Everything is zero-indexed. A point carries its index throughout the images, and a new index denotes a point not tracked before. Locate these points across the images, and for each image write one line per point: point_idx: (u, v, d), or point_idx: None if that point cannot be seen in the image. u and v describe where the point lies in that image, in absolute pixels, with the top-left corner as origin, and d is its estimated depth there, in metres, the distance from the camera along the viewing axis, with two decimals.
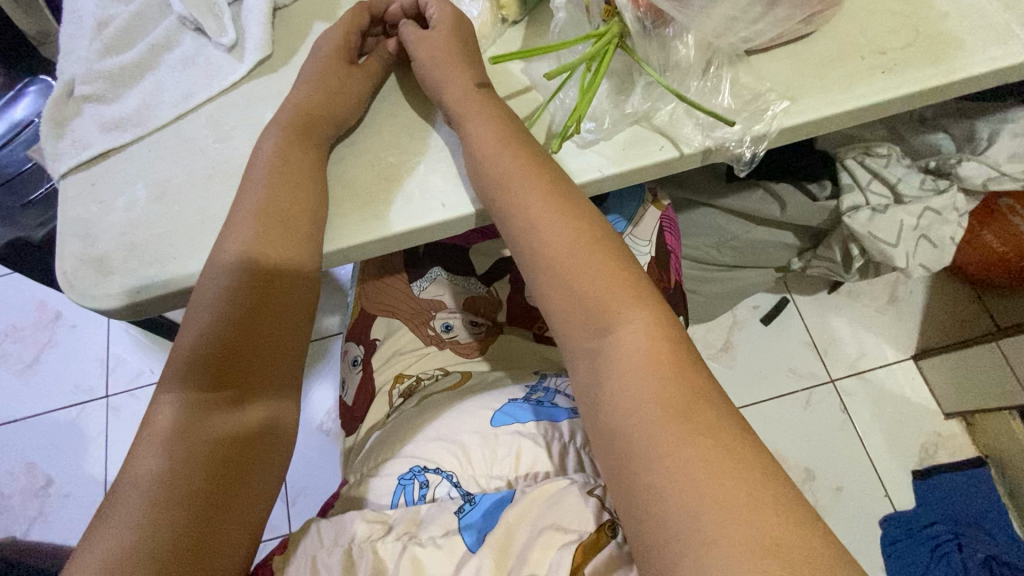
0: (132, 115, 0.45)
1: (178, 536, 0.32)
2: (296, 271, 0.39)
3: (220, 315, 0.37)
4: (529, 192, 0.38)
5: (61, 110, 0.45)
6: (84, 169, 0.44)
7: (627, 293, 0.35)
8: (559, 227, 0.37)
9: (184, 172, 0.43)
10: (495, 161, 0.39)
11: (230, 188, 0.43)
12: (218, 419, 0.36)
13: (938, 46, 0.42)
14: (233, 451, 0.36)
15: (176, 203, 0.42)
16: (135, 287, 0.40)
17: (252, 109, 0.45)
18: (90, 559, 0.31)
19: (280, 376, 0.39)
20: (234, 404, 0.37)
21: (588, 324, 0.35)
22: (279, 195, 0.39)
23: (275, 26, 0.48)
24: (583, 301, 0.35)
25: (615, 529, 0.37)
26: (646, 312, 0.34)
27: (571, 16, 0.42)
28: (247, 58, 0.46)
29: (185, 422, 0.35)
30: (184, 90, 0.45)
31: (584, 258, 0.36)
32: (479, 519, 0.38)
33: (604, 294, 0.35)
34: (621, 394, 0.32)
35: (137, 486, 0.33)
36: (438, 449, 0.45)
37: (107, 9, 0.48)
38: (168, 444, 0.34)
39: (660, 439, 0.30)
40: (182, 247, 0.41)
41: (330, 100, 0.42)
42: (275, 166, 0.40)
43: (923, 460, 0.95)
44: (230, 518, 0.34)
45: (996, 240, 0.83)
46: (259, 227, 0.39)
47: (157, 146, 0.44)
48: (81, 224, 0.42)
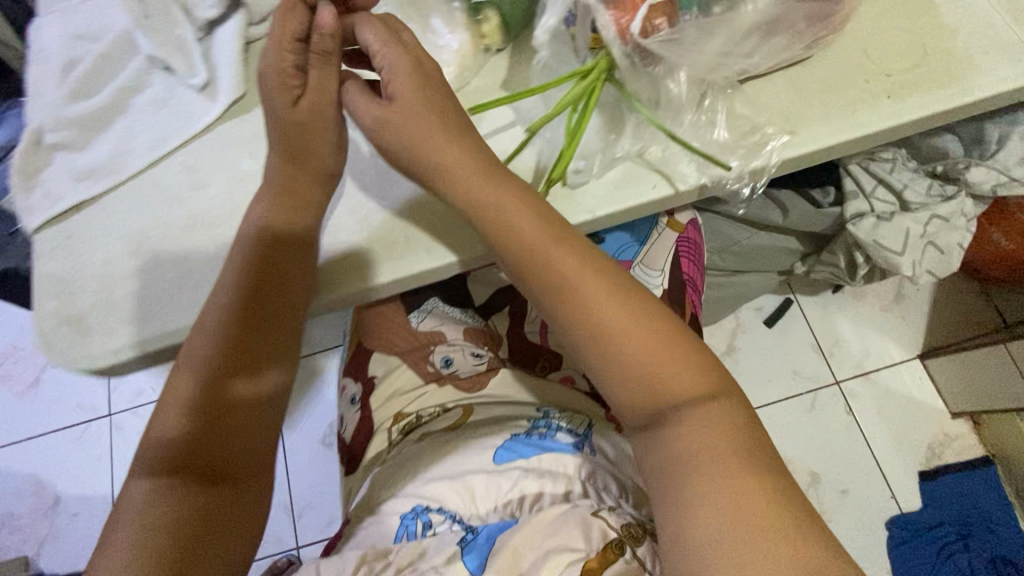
0: (103, 163, 0.43)
1: None
2: (272, 341, 0.39)
3: (197, 389, 0.37)
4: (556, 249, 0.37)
5: (32, 160, 0.43)
6: (58, 222, 0.42)
7: (667, 350, 0.36)
8: (592, 286, 0.37)
9: (161, 223, 0.42)
10: (519, 216, 0.38)
11: (207, 239, 0.41)
12: (191, 495, 0.36)
13: (947, 66, 0.40)
14: (205, 525, 0.36)
15: (152, 257, 0.41)
16: (115, 348, 0.39)
17: (228, 154, 0.43)
18: None
19: (256, 445, 0.39)
20: (207, 478, 0.37)
21: (632, 381, 0.36)
22: (266, 261, 0.39)
23: (248, 61, 0.45)
24: (627, 359, 0.36)
25: (623, 547, 0.40)
26: (688, 363, 0.36)
27: (556, 50, 0.39)
28: (220, 98, 0.44)
29: (156, 500, 0.35)
30: (155, 135, 0.43)
31: (650, 343, 0.36)
32: (482, 547, 0.42)
33: (673, 383, 0.36)
34: (692, 486, 0.34)
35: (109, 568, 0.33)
36: (443, 490, 0.47)
37: (74, 49, 0.46)
38: (140, 524, 0.34)
39: (734, 536, 0.31)
40: (161, 304, 0.40)
41: (309, 139, 0.39)
42: (263, 222, 0.39)
43: (930, 460, 0.94)
44: None
45: (1005, 238, 0.81)
46: (238, 296, 0.38)
47: (131, 198, 0.42)
48: (56, 281, 0.41)
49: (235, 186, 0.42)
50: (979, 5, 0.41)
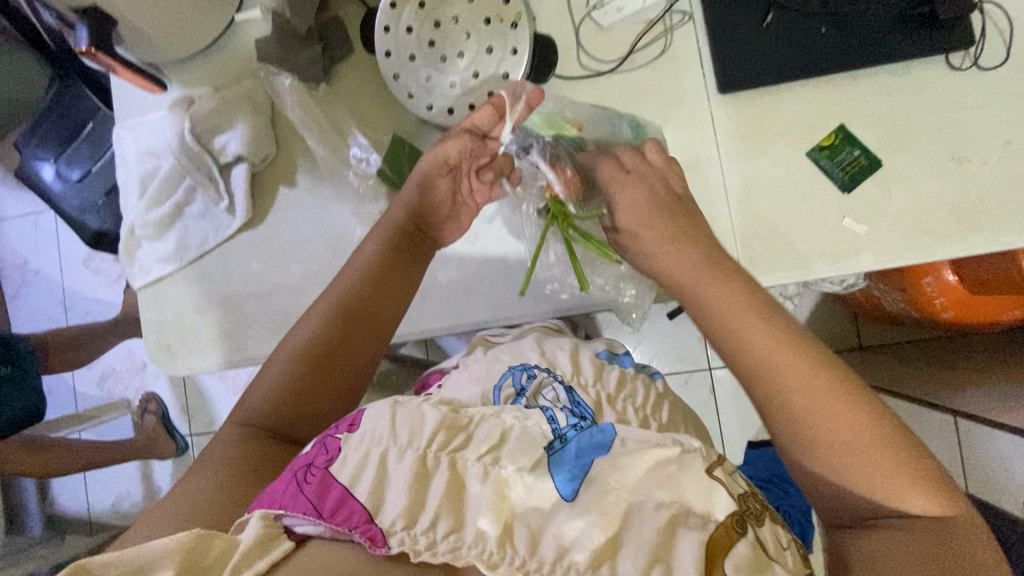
0: (171, 254, 0.71)
1: (300, 377, 0.59)
2: (430, 241, 0.64)
3: (373, 258, 0.61)
4: (768, 355, 0.45)
5: (132, 243, 0.73)
6: (148, 286, 0.72)
7: (892, 461, 0.40)
8: (812, 384, 0.43)
9: (206, 295, 0.71)
10: (737, 328, 0.47)
11: (232, 309, 0.71)
12: (344, 323, 0.60)
13: None
14: (333, 343, 0.59)
15: (201, 316, 0.71)
16: (184, 366, 0.72)
17: (242, 257, 0.70)
18: (263, 379, 0.60)
19: (387, 308, 0.62)
20: (353, 321, 0.60)
21: (843, 483, 0.41)
22: (425, 197, 0.62)
23: (254, 188, 0.70)
24: (828, 448, 0.41)
25: (743, 527, 0.41)
26: (918, 482, 0.39)
27: (512, 222, 0.67)
28: (236, 217, 0.70)
29: (324, 321, 0.59)
30: (200, 237, 0.71)
31: (789, 355, 0.44)
32: (572, 459, 0.44)
33: (783, 374, 0.44)
34: (830, 446, 0.41)
35: (290, 343, 0.60)
36: (554, 352, 0.65)
37: (144, 168, 0.71)
38: (318, 327, 0.60)
39: (868, 470, 0.40)
40: (206, 345, 0.71)
41: (431, 173, 0.62)
42: (421, 185, 0.62)
43: (759, 434, 1.27)
44: (333, 378, 0.60)
45: (890, 302, 0.96)
46: (416, 203, 0.62)
47: (188, 275, 0.71)
48: (150, 321, 0.72)
49: (248, 279, 0.70)
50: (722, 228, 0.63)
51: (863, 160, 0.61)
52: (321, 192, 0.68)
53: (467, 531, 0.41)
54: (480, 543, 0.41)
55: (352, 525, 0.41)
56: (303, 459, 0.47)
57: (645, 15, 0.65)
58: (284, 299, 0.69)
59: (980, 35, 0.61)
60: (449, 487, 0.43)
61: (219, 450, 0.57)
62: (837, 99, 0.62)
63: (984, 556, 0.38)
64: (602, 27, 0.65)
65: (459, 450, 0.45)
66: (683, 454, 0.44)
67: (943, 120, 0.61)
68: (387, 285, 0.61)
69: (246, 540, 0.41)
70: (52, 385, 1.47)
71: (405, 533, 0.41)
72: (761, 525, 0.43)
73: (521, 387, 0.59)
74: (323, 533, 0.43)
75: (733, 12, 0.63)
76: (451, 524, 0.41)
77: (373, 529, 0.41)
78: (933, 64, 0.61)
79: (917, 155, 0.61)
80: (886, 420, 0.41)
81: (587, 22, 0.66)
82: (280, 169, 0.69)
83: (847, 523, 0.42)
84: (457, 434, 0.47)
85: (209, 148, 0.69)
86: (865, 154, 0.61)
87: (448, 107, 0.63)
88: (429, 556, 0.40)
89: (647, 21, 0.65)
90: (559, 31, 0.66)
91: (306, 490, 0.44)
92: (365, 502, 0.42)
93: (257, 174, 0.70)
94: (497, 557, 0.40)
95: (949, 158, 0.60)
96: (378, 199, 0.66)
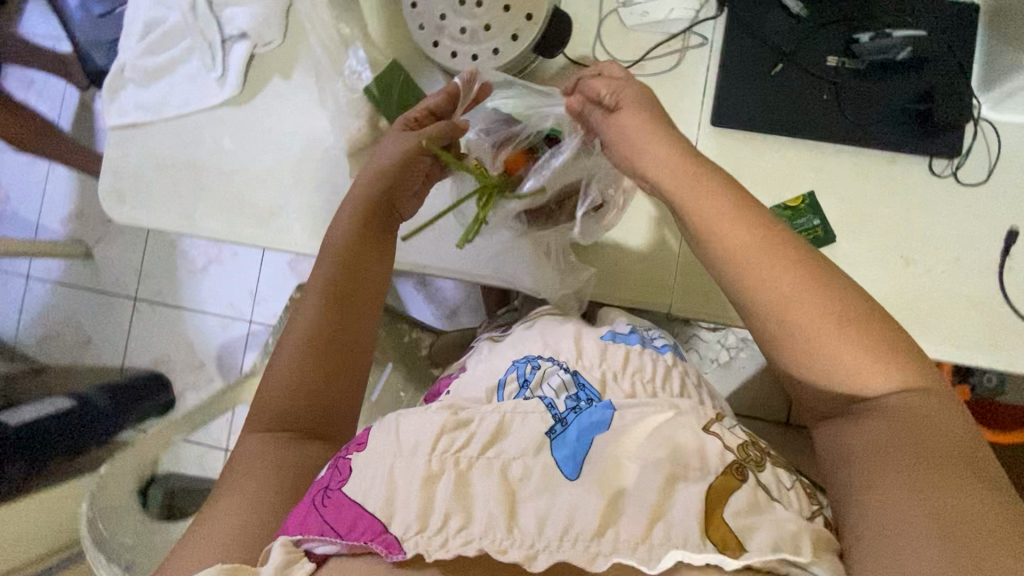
0: (152, 105, 0.72)
1: (306, 367, 0.58)
2: (406, 210, 0.65)
3: (363, 226, 0.62)
4: (746, 251, 0.48)
5: (118, 82, 0.73)
6: (121, 129, 0.73)
7: (865, 345, 0.44)
8: (788, 282, 0.46)
9: (173, 154, 0.72)
10: (726, 227, 0.49)
11: (192, 176, 0.71)
12: (343, 292, 0.61)
13: (621, 279, 0.66)
14: (335, 320, 0.60)
15: (162, 172, 0.72)
16: (130, 215, 0.72)
17: (217, 131, 0.71)
18: (271, 382, 0.58)
19: (376, 271, 0.63)
20: (349, 290, 0.61)
21: (825, 377, 0.45)
22: (408, 173, 0.62)
23: (249, 68, 0.71)
24: (808, 341, 0.45)
25: (743, 472, 0.45)
26: (891, 360, 0.43)
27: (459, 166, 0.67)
28: (225, 89, 0.70)
29: (323, 304, 0.60)
30: (185, 97, 0.71)
31: (757, 232, 0.49)
32: (573, 442, 0.46)
33: (752, 252, 0.48)
34: (804, 319, 0.45)
35: (292, 339, 0.59)
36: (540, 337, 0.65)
37: (152, 15, 0.72)
38: (320, 312, 0.60)
39: (847, 341, 0.44)
40: (157, 202, 0.72)
41: (418, 151, 0.61)
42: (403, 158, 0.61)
43: None
44: (339, 359, 0.60)
45: None
46: (394, 177, 0.61)
47: (161, 130, 0.72)
48: (112, 162, 0.73)
49: (218, 153, 0.71)
50: (667, 250, 0.65)
51: (819, 231, 0.62)
52: (312, 93, 0.69)
53: (476, 523, 0.42)
54: (490, 533, 0.42)
55: (369, 538, 0.42)
56: (318, 484, 0.47)
57: (667, 27, 0.65)
58: (243, 183, 0.70)
59: (965, 148, 0.62)
60: (456, 488, 0.43)
61: (241, 470, 0.54)
62: (816, 166, 0.63)
63: (957, 419, 0.42)
64: (624, 26, 0.66)
65: (462, 449, 0.45)
66: (676, 415, 0.47)
67: (906, 219, 0.62)
68: (376, 251, 0.63)
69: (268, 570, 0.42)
70: (20, 207, 1.48)
71: (419, 537, 0.42)
72: (762, 470, 0.46)
73: (523, 380, 0.52)
74: (341, 551, 0.43)
75: (748, 53, 0.64)
76: (462, 520, 0.42)
77: (390, 538, 0.42)
78: (915, 162, 0.63)
79: (872, 243, 0.62)
80: (853, 304, 0.45)
81: (612, 16, 0.66)
82: (280, 59, 0.70)
83: (832, 415, 0.46)
84: (461, 431, 0.46)
85: (219, 16, 0.70)
86: (823, 225, 0.62)
87: (451, 51, 0.63)
88: (442, 554, 0.41)
89: (668, 34, 0.65)
90: (584, 16, 0.67)
91: (324, 512, 0.44)
92: (380, 517, 0.42)
93: (257, 56, 0.70)
94: (506, 544, 0.41)
95: (899, 257, 0.62)
96: (359, 114, 0.67)
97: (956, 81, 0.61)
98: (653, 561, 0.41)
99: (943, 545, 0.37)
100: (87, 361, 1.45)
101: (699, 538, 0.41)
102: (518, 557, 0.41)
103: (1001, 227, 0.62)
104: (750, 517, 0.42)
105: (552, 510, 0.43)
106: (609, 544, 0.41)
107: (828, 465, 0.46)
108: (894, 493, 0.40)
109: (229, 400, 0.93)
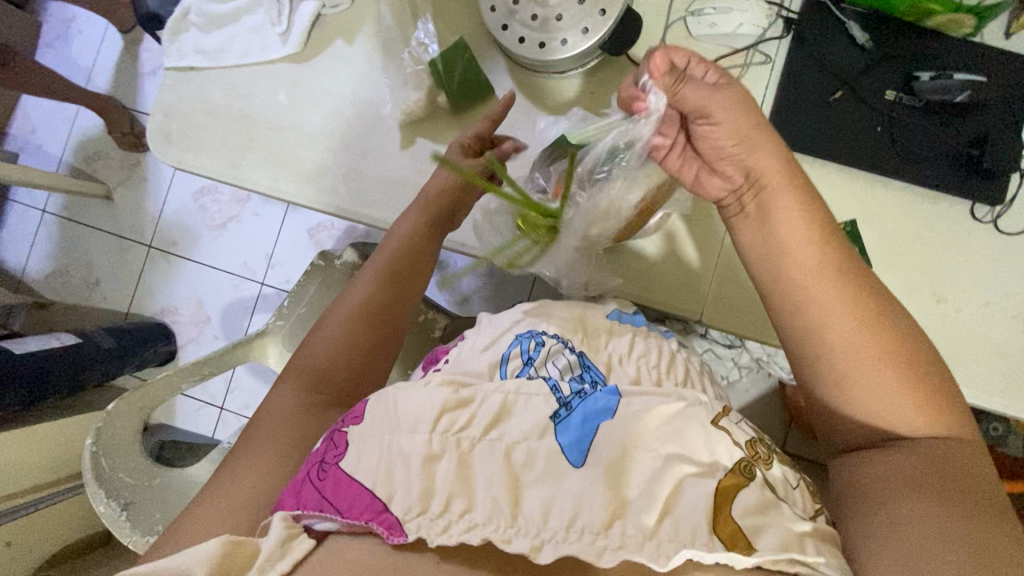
0: (212, 52, 0.72)
1: (349, 339, 0.62)
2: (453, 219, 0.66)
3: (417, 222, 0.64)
4: (812, 277, 0.51)
5: (180, 25, 0.73)
6: (178, 71, 0.73)
7: (908, 388, 0.46)
8: (844, 319, 0.49)
9: (226, 103, 0.72)
10: (796, 256, 0.52)
11: (242, 127, 0.71)
12: (393, 278, 0.65)
13: (652, 282, 0.65)
14: (381, 302, 0.64)
15: (214, 120, 0.72)
16: (178, 160, 0.72)
17: (272, 85, 0.71)
18: (314, 345, 0.63)
19: (421, 267, 0.66)
20: (398, 277, 0.65)
21: (864, 408, 0.48)
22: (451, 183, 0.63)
23: (314, 28, 0.71)
24: (850, 373, 0.48)
25: (749, 473, 0.43)
26: (929, 407, 0.46)
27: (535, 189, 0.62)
28: (286, 46, 0.71)
29: (374, 284, 0.64)
30: (245, 49, 0.72)
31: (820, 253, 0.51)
32: (578, 426, 0.45)
33: (813, 271, 0.51)
34: (851, 349, 0.48)
35: (340, 310, 0.64)
36: None
37: None
38: (370, 291, 0.64)
39: (887, 381, 0.47)
40: (205, 149, 0.72)
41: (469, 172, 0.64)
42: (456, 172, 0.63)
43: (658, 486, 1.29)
44: (379, 339, 0.64)
45: None
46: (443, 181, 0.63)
47: (217, 78, 0.72)
48: (165, 103, 0.73)
49: (270, 107, 0.71)
50: (705, 257, 0.65)
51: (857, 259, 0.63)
52: (373, 61, 0.70)
53: (480, 509, 0.41)
54: (493, 520, 0.40)
55: (369, 517, 0.41)
56: (314, 456, 0.47)
57: (733, 41, 0.66)
58: (293, 138, 0.70)
59: (1009, 198, 0.64)
60: (458, 469, 0.42)
61: (273, 422, 0.58)
62: (861, 196, 0.64)
63: (975, 463, 0.45)
64: (691, 35, 0.67)
65: (463, 430, 0.44)
66: (687, 407, 0.46)
67: (942, 257, 0.63)
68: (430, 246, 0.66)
69: (268, 543, 0.41)
70: (44, 140, 1.48)
71: (421, 519, 0.40)
72: (770, 468, 0.45)
73: (528, 356, 0.52)
74: (341, 528, 0.42)
75: (810, 76, 0.65)
76: (466, 503, 0.41)
77: (392, 519, 0.41)
78: (959, 204, 0.64)
79: (906, 279, 0.63)
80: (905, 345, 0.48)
81: (680, 24, 0.67)
82: (346, 22, 0.70)
83: (858, 447, 0.49)
84: (462, 411, 0.45)
85: None
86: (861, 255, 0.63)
87: (519, 36, 0.64)
88: (444, 540, 0.40)
89: (732, 48, 0.66)
90: (652, 20, 0.67)
91: (321, 487, 0.43)
92: (379, 494, 0.42)
93: (322, 16, 0.71)
94: (510, 534, 0.40)
95: (931, 295, 0.63)
96: (419, 88, 0.67)
97: (1008, 132, 0.63)
98: (664, 558, 0.39)
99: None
100: (94, 303, 1.45)
101: (707, 536, 0.40)
102: (524, 547, 0.39)
103: None
104: (758, 518, 0.41)
105: (558, 497, 0.41)
106: (617, 538, 0.40)
107: (847, 487, 0.49)
108: (900, 511, 0.43)
109: (237, 357, 0.91)
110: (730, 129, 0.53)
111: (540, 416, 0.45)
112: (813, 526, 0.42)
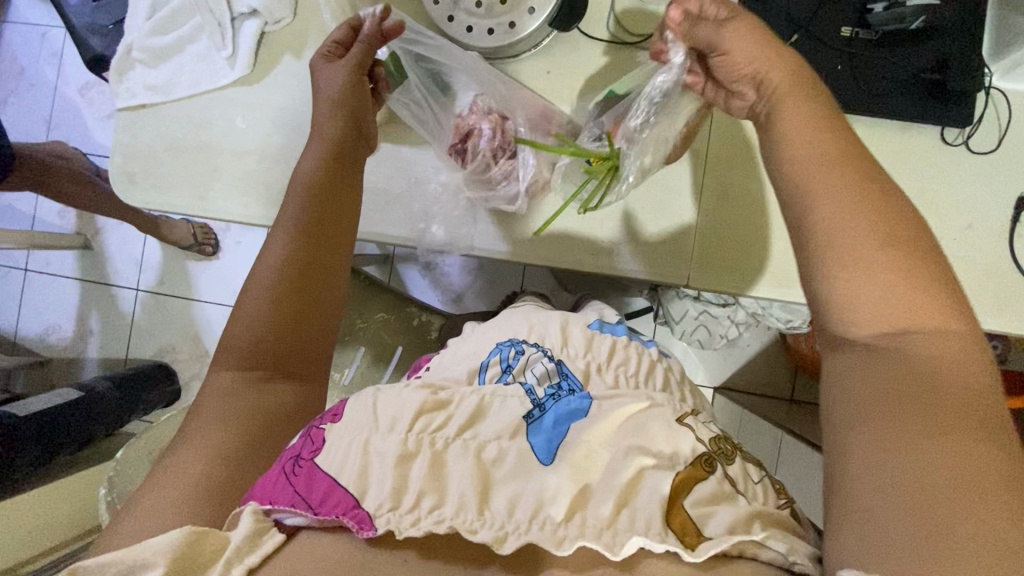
0: (161, 87, 0.71)
1: (278, 304, 0.56)
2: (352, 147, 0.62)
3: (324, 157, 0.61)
4: (821, 179, 0.46)
5: (124, 64, 0.72)
6: (130, 110, 0.72)
7: (899, 273, 0.40)
8: (836, 201, 0.44)
9: (182, 134, 0.71)
10: (811, 173, 0.46)
11: (201, 157, 0.70)
12: (314, 227, 0.59)
13: (631, 248, 0.64)
14: (308, 256, 0.58)
15: (174, 155, 0.71)
16: (144, 200, 0.71)
17: (226, 110, 0.70)
18: (237, 317, 0.56)
19: (341, 211, 0.61)
20: (318, 226, 0.59)
21: (860, 307, 0.41)
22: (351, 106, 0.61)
23: (260, 48, 0.70)
24: (836, 256, 0.43)
25: (710, 465, 0.43)
26: (925, 305, 0.39)
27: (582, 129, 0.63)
28: (234, 69, 0.70)
29: (292, 237, 0.58)
30: (194, 78, 0.70)
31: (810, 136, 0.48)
32: (549, 428, 0.45)
33: (807, 157, 0.47)
34: (838, 232, 0.43)
35: (260, 272, 0.57)
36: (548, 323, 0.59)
37: None
38: (289, 245, 0.58)
39: (874, 267, 0.41)
40: (169, 185, 0.71)
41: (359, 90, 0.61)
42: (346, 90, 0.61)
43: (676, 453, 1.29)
44: (313, 298, 0.58)
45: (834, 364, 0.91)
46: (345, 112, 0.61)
47: (170, 111, 0.71)
48: (121, 145, 0.72)
49: (226, 133, 0.70)
50: (679, 217, 0.64)
51: None
52: None
53: (449, 503, 0.39)
54: (462, 512, 0.39)
55: (341, 512, 0.39)
56: (288, 453, 0.44)
57: None
58: (254, 162, 0.69)
59: (976, 117, 0.63)
60: (430, 467, 0.41)
61: (208, 409, 0.52)
62: None
63: (983, 387, 0.37)
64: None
65: (439, 429, 0.44)
66: (651, 408, 0.46)
67: (917, 184, 0.63)
68: (345, 188, 0.61)
69: (236, 535, 0.39)
70: (15, 200, 1.46)
71: (392, 514, 0.39)
72: (731, 464, 0.44)
73: (506, 364, 0.52)
74: (312, 523, 0.40)
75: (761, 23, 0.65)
76: (435, 499, 0.39)
77: (363, 513, 0.39)
78: (927, 130, 0.63)
79: None
80: (907, 241, 0.42)
81: None
82: (291, 37, 0.69)
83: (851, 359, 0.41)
84: (439, 412, 0.45)
85: None
86: None
87: (466, 25, 0.63)
88: (413, 532, 0.38)
89: None
90: None
91: (294, 482, 0.41)
92: (352, 490, 0.40)
93: (266, 34, 0.70)
94: (476, 525, 0.38)
95: None
96: None
97: (967, 50, 0.62)
98: (618, 546, 0.38)
99: (923, 509, 0.33)
100: (90, 354, 1.44)
101: (659, 527, 0.39)
102: (488, 538, 0.38)
103: (1011, 193, 0.63)
104: (710, 506, 0.40)
105: (524, 492, 0.40)
106: (576, 528, 0.38)
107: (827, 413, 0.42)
108: (879, 431, 0.37)
109: None
110: (743, 54, 0.51)
111: (514, 417, 0.45)
112: (763, 512, 0.41)
